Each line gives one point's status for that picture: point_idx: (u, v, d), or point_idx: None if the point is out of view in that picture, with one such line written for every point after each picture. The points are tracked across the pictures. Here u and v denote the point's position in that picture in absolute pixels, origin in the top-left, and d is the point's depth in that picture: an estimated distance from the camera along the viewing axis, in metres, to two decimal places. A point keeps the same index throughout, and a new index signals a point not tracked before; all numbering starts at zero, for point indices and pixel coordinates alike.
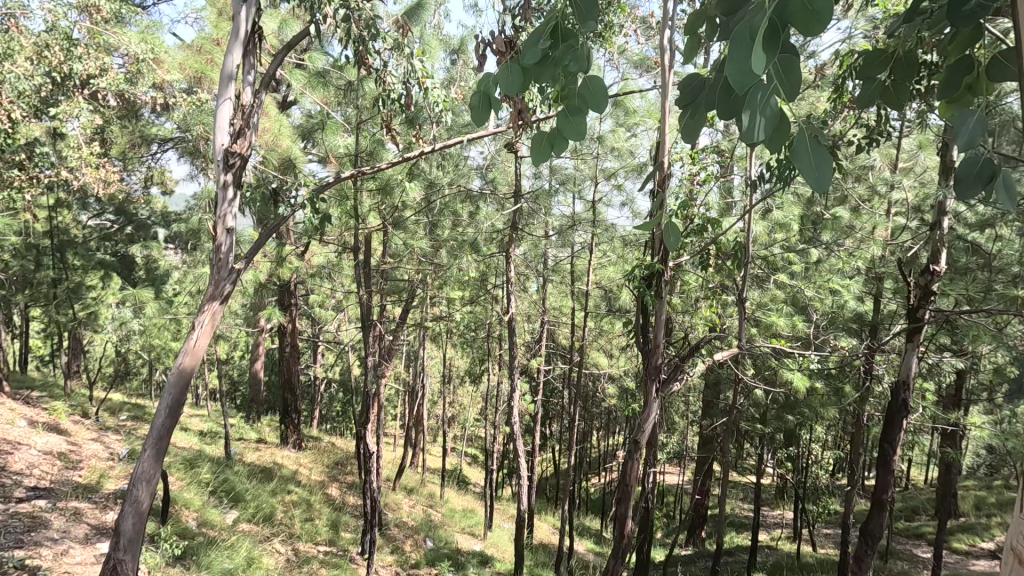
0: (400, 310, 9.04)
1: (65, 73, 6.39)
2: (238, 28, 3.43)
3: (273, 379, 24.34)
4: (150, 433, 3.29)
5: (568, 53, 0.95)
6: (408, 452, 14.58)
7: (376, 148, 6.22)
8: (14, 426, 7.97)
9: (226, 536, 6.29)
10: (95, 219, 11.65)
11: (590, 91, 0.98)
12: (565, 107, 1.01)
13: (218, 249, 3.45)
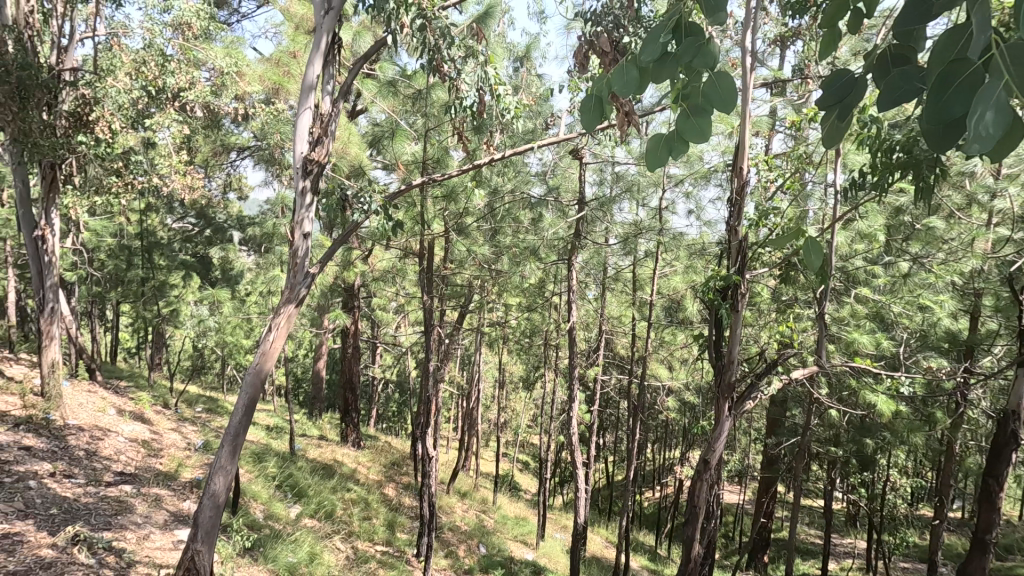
0: (459, 315, 9.11)
1: (159, 87, 6.84)
2: (318, 41, 3.58)
3: (334, 378, 25.13)
4: (228, 428, 3.45)
5: (694, 48, 0.90)
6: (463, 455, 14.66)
7: (442, 155, 6.33)
8: (105, 414, 8.57)
9: (290, 530, 6.51)
10: (180, 222, 12.43)
11: (714, 88, 0.94)
12: (685, 105, 0.97)
13: (295, 253, 3.61)
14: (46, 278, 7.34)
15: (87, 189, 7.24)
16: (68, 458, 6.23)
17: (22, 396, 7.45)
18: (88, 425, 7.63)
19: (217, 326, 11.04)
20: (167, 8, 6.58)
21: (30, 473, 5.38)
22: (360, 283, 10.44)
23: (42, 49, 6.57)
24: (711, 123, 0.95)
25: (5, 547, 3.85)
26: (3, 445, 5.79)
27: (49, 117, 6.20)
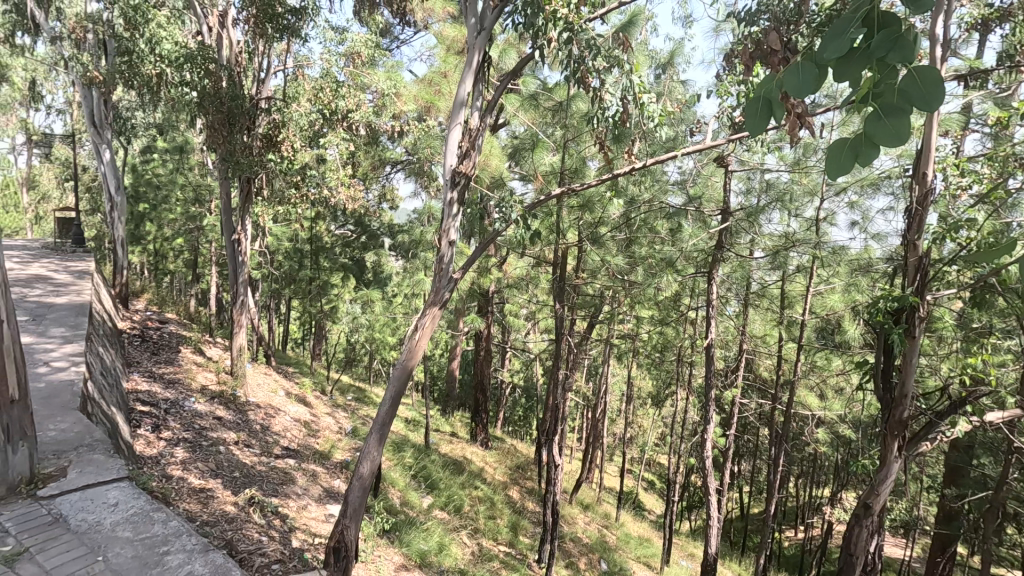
0: (589, 325, 9.05)
1: (332, 109, 7.52)
2: (471, 59, 3.86)
3: (466, 379, 26.34)
4: (377, 418, 3.87)
5: (889, 41, 0.87)
6: (588, 467, 14.49)
7: (580, 166, 6.47)
8: (276, 395, 9.85)
9: (422, 518, 6.92)
10: (341, 229, 13.68)
11: (916, 87, 0.88)
12: (875, 105, 0.92)
13: (441, 259, 3.92)
14: (239, 275, 8.64)
15: (273, 200, 8.44)
16: (248, 430, 7.24)
17: (217, 374, 8.82)
18: (264, 403, 8.83)
19: (367, 323, 12.16)
20: (341, 39, 7.42)
21: (220, 439, 6.35)
22: (494, 289, 10.83)
23: (246, 83, 7.79)
24: (909, 123, 0.88)
25: (201, 499, 4.53)
26: (202, 413, 6.90)
27: (249, 139, 7.49)
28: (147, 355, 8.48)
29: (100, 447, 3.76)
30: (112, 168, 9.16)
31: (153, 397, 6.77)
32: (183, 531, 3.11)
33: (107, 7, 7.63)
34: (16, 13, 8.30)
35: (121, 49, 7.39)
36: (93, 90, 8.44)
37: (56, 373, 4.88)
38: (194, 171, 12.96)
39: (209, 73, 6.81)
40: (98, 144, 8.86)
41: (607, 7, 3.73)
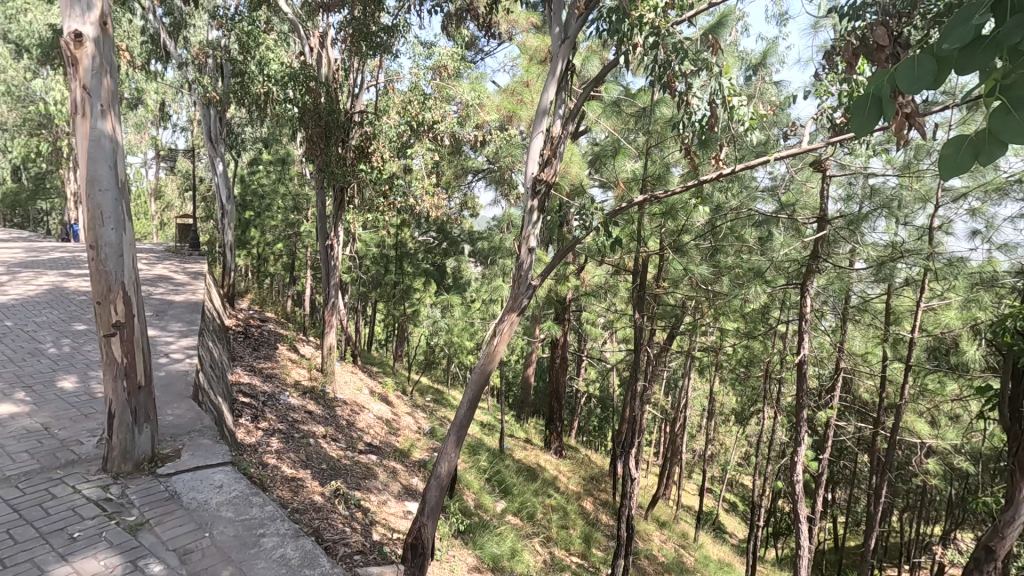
0: (669, 336, 8.76)
1: (420, 121, 7.85)
2: (554, 68, 3.96)
3: (540, 386, 26.33)
4: (454, 420, 4.09)
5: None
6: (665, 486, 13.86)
7: (663, 172, 6.40)
8: (361, 393, 10.33)
9: (495, 522, 6.97)
10: (424, 235, 13.59)
11: None
12: (1005, 99, 0.84)
13: (520, 266, 4.09)
14: (331, 278, 9.17)
15: (362, 207, 8.91)
16: (335, 425, 7.65)
17: (308, 371, 9.40)
18: (349, 400, 9.30)
19: (446, 327, 12.49)
20: (429, 53, 7.75)
21: (310, 432, 6.75)
22: (571, 297, 10.77)
23: (341, 98, 8.30)
24: None
25: (292, 487, 4.82)
26: (295, 407, 7.37)
27: (343, 150, 7.92)
28: (249, 351, 9.21)
29: (209, 432, 4.12)
30: (224, 179, 10.04)
31: (253, 389, 7.34)
32: (277, 515, 3.33)
33: (225, 33, 8.42)
34: (150, 43, 9.35)
35: (235, 72, 8.13)
36: (211, 109, 9.33)
37: (175, 363, 5.42)
38: (294, 181, 13.97)
39: (309, 90, 7.32)
40: (213, 157, 9.75)
41: (696, 8, 3.62)
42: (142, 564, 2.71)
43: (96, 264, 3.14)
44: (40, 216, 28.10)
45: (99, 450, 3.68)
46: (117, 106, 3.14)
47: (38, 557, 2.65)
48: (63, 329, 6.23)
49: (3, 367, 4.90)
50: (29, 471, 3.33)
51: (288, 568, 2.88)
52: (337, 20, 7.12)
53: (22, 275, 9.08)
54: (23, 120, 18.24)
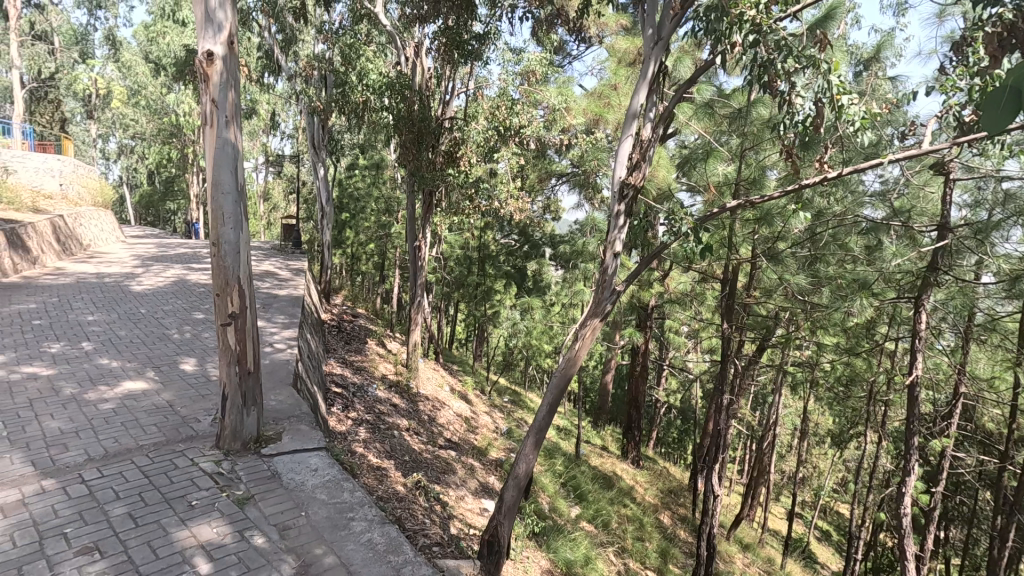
0: (760, 349, 8.30)
1: (507, 126, 7.92)
2: (646, 71, 3.97)
3: (619, 393, 25.81)
4: (532, 423, 4.15)
5: None
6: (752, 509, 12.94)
7: (758, 176, 6.11)
8: (442, 390, 10.66)
9: (569, 527, 6.92)
10: (505, 238, 14.25)
11: None
12: None
13: (604, 270, 4.12)
14: (418, 279, 9.54)
15: (450, 210, 9.20)
16: (417, 419, 7.95)
17: (394, 366, 9.84)
18: (431, 396, 9.62)
19: (525, 329, 12.59)
20: (518, 59, 7.88)
21: (395, 424, 7.06)
22: (654, 304, 10.50)
23: (433, 105, 8.60)
24: None
25: (378, 476, 5.06)
26: (382, 400, 7.75)
27: (433, 155, 8.26)
28: (342, 344, 9.80)
29: (306, 418, 4.43)
30: (325, 182, 10.73)
31: (345, 380, 7.80)
32: (365, 501, 3.51)
33: (329, 47, 9.04)
34: (265, 58, 10.22)
35: (338, 82, 8.70)
36: (315, 117, 10.04)
37: (277, 353, 5.87)
38: (386, 185, 14.71)
39: (404, 97, 7.68)
40: (316, 162, 10.46)
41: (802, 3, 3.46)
42: (247, 535, 2.96)
43: (218, 260, 3.48)
44: (169, 215, 31.49)
45: (213, 428, 4.07)
46: (240, 119, 3.46)
47: (163, 519, 2.98)
48: (185, 317, 6.95)
49: (138, 348, 5.55)
50: (159, 442, 3.76)
51: (374, 552, 3.03)
52: (431, 30, 7.37)
53: (154, 268, 10.22)
54: (158, 130, 20.54)
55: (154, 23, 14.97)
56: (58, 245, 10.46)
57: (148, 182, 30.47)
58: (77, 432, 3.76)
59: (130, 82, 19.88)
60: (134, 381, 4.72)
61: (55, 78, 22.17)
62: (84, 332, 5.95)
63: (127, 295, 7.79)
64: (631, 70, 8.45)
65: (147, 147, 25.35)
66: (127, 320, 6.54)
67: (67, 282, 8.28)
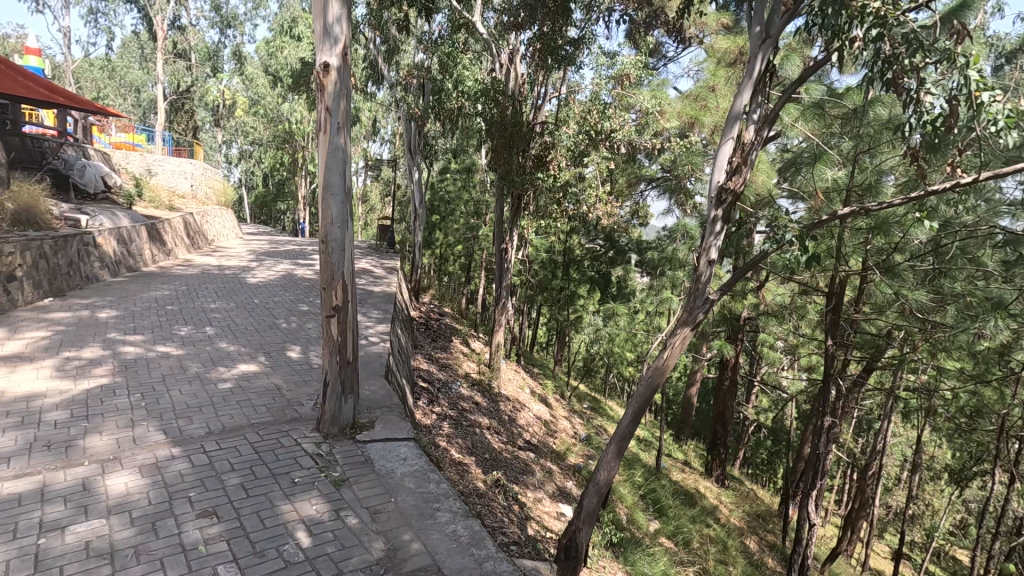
0: (867, 369, 7.61)
1: (598, 130, 7.77)
2: (752, 68, 3.86)
3: (704, 408, 24.66)
4: (616, 431, 4.08)
5: None
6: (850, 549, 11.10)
7: (874, 182, 5.62)
8: (522, 392, 10.74)
9: (647, 541, 6.73)
10: (591, 243, 12.73)
11: None
12: None
13: (698, 278, 4.01)
14: (503, 280, 9.70)
15: (537, 214, 9.26)
16: (498, 419, 8.07)
17: (477, 366, 10.06)
18: (512, 397, 9.72)
19: (608, 336, 12.39)
20: (612, 63, 7.69)
21: (476, 422, 7.22)
22: (747, 315, 9.95)
23: (525, 110, 8.70)
24: None
25: (460, 471, 5.20)
26: (464, 397, 7.95)
27: (524, 159, 8.38)
28: (428, 341, 10.16)
29: (396, 410, 4.64)
30: (419, 185, 11.15)
31: (430, 376, 8.08)
32: (450, 493, 3.62)
33: (428, 55, 9.44)
34: (370, 68, 10.85)
35: (435, 90, 9.07)
36: (412, 124, 10.51)
37: (371, 346, 6.21)
38: (476, 189, 15.10)
39: (497, 103, 7.86)
40: (411, 166, 10.87)
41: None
42: (343, 515, 3.16)
43: (325, 256, 3.75)
44: (278, 215, 34.23)
45: (314, 412, 4.38)
46: (350, 125, 3.70)
47: (270, 492, 3.25)
48: (291, 308, 7.53)
49: (251, 335, 6.08)
50: (268, 421, 4.11)
51: (458, 543, 3.12)
52: (527, 37, 7.50)
53: (266, 262, 11.15)
54: (273, 137, 22.42)
55: (274, 39, 16.39)
56: (187, 240, 11.71)
57: (262, 184, 33.29)
58: (200, 407, 4.19)
59: (252, 93, 21.86)
60: (247, 364, 5.17)
61: (190, 91, 24.87)
62: (207, 318, 6.61)
63: (243, 287, 8.57)
64: (731, 70, 8.08)
65: (263, 152, 27.76)
66: (242, 309, 7.19)
67: (194, 273, 9.24)
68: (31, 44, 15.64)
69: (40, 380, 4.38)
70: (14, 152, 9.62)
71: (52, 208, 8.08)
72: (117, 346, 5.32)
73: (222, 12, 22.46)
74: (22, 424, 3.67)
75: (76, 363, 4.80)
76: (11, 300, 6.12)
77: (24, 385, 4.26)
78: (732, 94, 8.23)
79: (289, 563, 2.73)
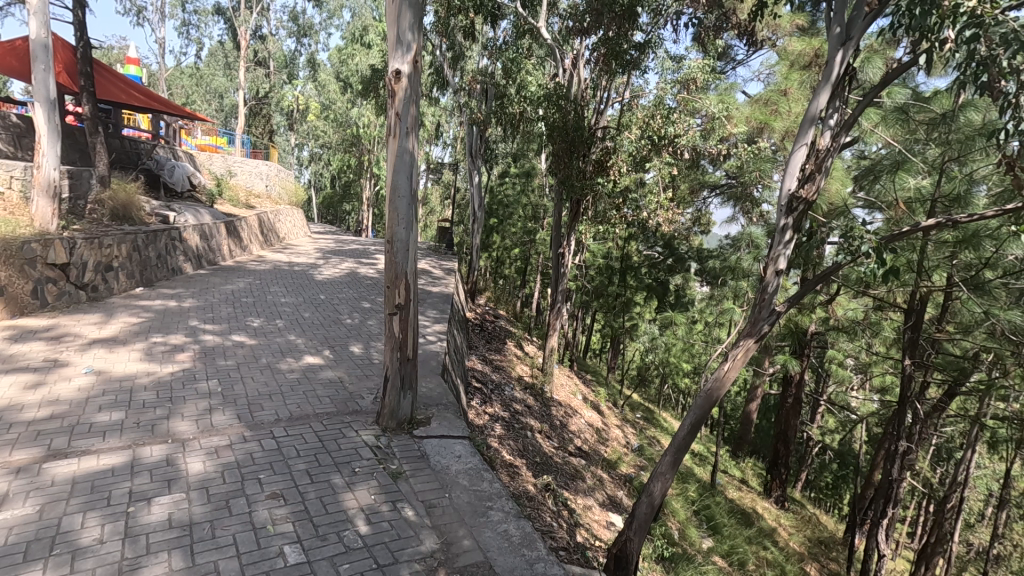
0: (949, 394, 7.06)
1: (661, 135, 7.30)
2: (831, 72, 3.71)
3: (762, 425, 23.67)
4: (671, 443, 4.00)
5: None
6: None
7: (965, 193, 5.26)
8: (575, 397, 10.67)
9: (700, 558, 6.51)
10: (650, 249, 12.53)
11: None
12: None
13: (764, 290, 3.88)
14: (559, 285, 9.68)
15: (595, 219, 9.15)
16: (550, 423, 8.06)
17: (531, 369, 10.09)
18: (564, 402, 9.68)
19: (664, 346, 12.16)
20: (678, 68, 7.50)
21: (528, 425, 7.23)
22: (815, 330, 9.47)
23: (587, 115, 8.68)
24: None
25: (511, 472, 5.24)
26: (517, 399, 8.00)
27: (584, 164, 8.29)
28: (483, 342, 10.31)
29: (451, 408, 4.74)
30: (478, 189, 11.24)
31: (484, 376, 8.19)
32: (503, 494, 3.66)
33: (494, 62, 9.62)
34: (435, 74, 11.16)
35: (499, 95, 9.22)
36: (475, 128, 10.71)
37: (429, 345, 6.38)
38: (535, 194, 15.28)
39: (559, 108, 7.96)
40: (471, 170, 10.89)
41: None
42: (399, 506, 3.26)
43: (390, 256, 3.89)
44: (343, 215, 35.60)
45: (374, 406, 4.54)
46: (418, 129, 3.82)
47: (333, 479, 3.40)
48: (354, 305, 7.83)
49: (319, 330, 6.39)
50: (331, 412, 4.30)
51: (510, 543, 3.15)
52: (592, 42, 7.48)
53: (331, 261, 11.64)
54: (342, 140, 23.35)
55: (346, 46, 17.09)
56: (261, 237, 12.39)
57: (330, 185, 34.69)
58: (271, 395, 4.44)
59: (324, 98, 22.90)
60: (313, 357, 5.43)
61: (268, 96, 26.33)
62: (278, 311, 6.99)
63: (311, 283, 8.98)
64: (805, 73, 7.71)
65: (332, 155, 28.98)
66: (309, 304, 7.55)
67: (266, 268, 9.77)
68: (131, 54, 17.09)
69: (131, 362, 4.77)
70: (115, 153, 10.53)
71: (145, 205, 8.79)
72: (197, 333, 5.71)
73: (299, 22, 23.72)
74: (116, 402, 4.02)
75: (162, 348, 5.19)
76: (109, 287, 6.70)
77: (118, 366, 4.65)
78: (806, 98, 7.93)
79: (348, 548, 2.84)
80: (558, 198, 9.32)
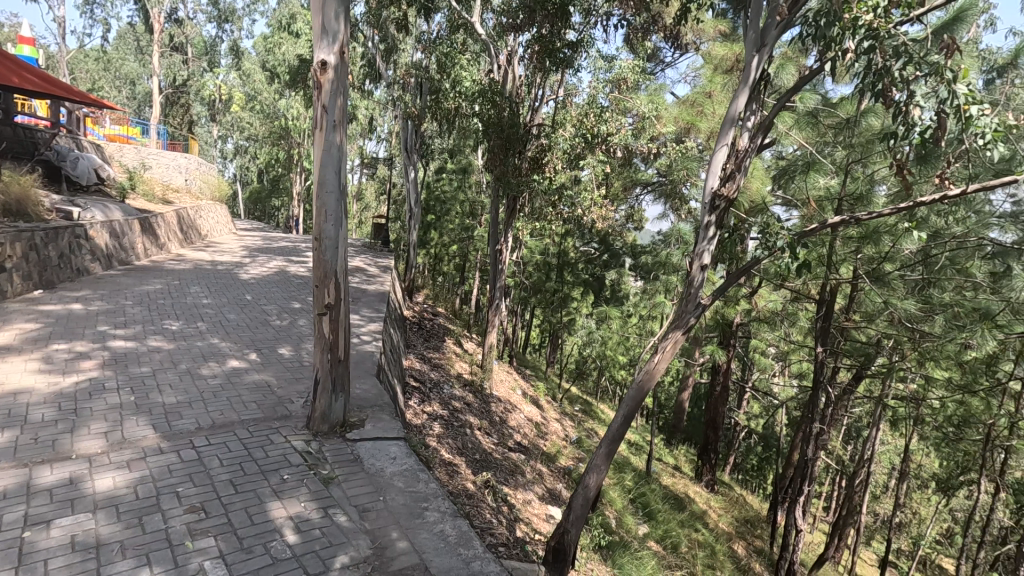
0: (856, 377, 7.65)
1: (594, 133, 7.58)
2: (748, 76, 3.91)
3: (694, 412, 24.77)
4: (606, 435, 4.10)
5: None
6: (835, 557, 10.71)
7: (866, 192, 5.73)
8: (515, 393, 10.73)
9: (635, 544, 6.72)
10: (585, 246, 12.74)
11: None
12: None
13: (691, 284, 4.05)
14: (497, 281, 9.68)
15: (531, 216, 9.23)
16: (489, 419, 8.06)
17: (470, 366, 10.05)
18: (504, 398, 9.70)
19: (600, 339, 12.46)
20: (609, 67, 7.67)
21: (467, 422, 7.20)
22: (739, 321, 9.99)
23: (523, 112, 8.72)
24: None
25: (450, 471, 5.19)
26: (456, 397, 7.94)
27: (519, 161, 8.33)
28: (421, 340, 10.17)
29: (387, 409, 4.64)
30: (414, 184, 11.06)
31: (421, 375, 8.07)
32: (439, 494, 3.62)
33: (427, 55, 9.46)
34: (367, 66, 10.85)
35: (433, 90, 9.09)
36: (409, 123, 10.52)
37: (363, 345, 6.21)
38: (472, 190, 15.21)
39: (494, 105, 7.95)
40: (407, 165, 10.68)
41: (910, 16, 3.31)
42: (331, 513, 3.15)
43: (318, 254, 3.75)
44: (272, 211, 34.03)
45: (305, 410, 4.36)
46: (346, 123, 3.70)
47: (259, 489, 3.24)
48: (284, 305, 7.51)
49: (244, 332, 6.06)
50: (257, 418, 4.09)
51: (446, 543, 3.12)
52: (525, 39, 7.50)
53: (258, 259, 11.09)
54: (269, 132, 22.30)
55: (272, 34, 16.29)
56: (180, 234, 11.62)
57: (258, 179, 33.03)
58: (190, 403, 4.17)
59: (248, 88, 21.73)
60: (237, 361, 5.15)
61: (187, 85, 24.71)
62: (199, 313, 6.57)
63: (236, 283, 8.52)
64: (727, 77, 8.08)
65: (259, 149, 27.60)
66: (234, 305, 7.15)
67: (187, 268, 9.18)
68: (25, 33, 15.53)
69: (28, 373, 4.35)
70: (6, 142, 9.54)
71: (44, 200, 8.03)
72: (106, 339, 5.28)
73: (220, 6, 22.37)
74: (8, 417, 3.65)
75: (64, 356, 4.76)
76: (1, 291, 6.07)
77: (12, 378, 4.22)
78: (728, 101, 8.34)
79: (275, 559, 2.72)
80: (495, 195, 9.31)
